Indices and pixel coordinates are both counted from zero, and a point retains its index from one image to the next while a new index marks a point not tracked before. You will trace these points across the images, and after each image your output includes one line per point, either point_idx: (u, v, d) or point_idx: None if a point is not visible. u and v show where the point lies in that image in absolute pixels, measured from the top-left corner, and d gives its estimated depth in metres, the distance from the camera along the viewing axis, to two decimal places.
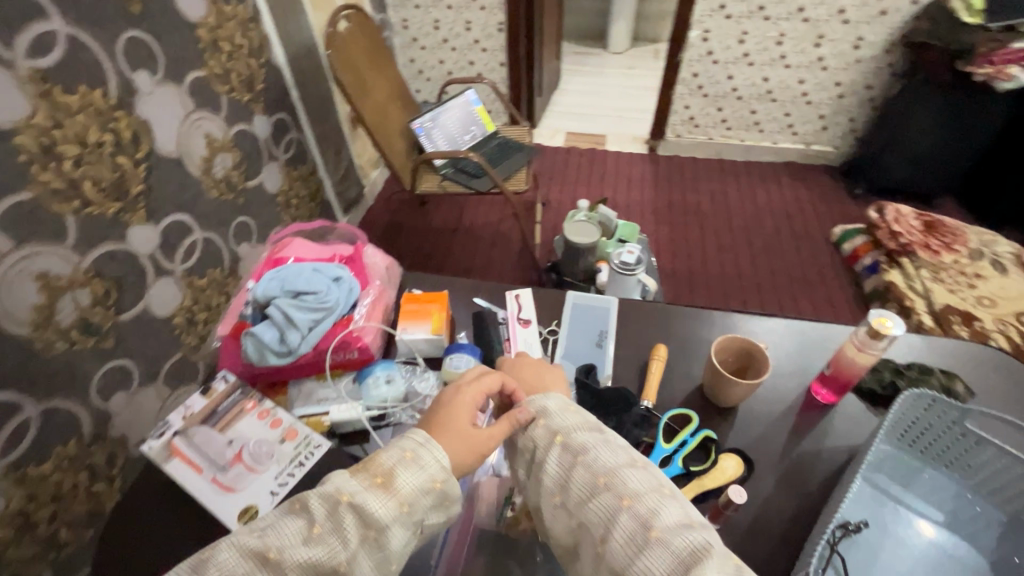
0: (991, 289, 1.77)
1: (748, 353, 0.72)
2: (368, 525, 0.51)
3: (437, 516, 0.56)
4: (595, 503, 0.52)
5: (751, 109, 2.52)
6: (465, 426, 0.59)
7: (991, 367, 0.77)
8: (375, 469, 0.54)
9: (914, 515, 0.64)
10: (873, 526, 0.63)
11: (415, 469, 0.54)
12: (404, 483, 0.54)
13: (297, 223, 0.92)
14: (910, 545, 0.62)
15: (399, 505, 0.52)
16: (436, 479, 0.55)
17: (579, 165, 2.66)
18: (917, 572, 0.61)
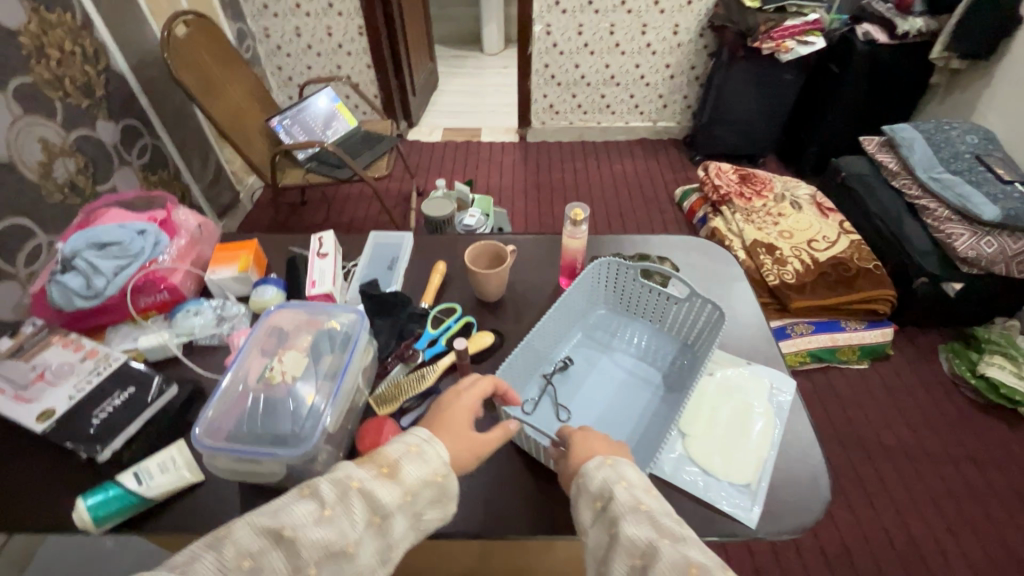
0: (790, 224, 2.10)
1: (498, 254, 0.90)
2: (373, 509, 0.53)
3: (432, 512, 0.58)
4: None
5: (601, 93, 2.81)
6: (475, 436, 0.62)
7: (695, 249, 1.01)
8: (382, 461, 0.57)
9: (610, 353, 0.87)
10: (581, 364, 0.85)
11: (420, 462, 0.57)
12: (408, 475, 0.56)
13: (114, 194, 0.99)
14: (608, 373, 0.84)
15: (404, 493, 0.55)
16: (437, 473, 0.58)
17: (455, 156, 2.82)
18: (612, 388, 0.82)
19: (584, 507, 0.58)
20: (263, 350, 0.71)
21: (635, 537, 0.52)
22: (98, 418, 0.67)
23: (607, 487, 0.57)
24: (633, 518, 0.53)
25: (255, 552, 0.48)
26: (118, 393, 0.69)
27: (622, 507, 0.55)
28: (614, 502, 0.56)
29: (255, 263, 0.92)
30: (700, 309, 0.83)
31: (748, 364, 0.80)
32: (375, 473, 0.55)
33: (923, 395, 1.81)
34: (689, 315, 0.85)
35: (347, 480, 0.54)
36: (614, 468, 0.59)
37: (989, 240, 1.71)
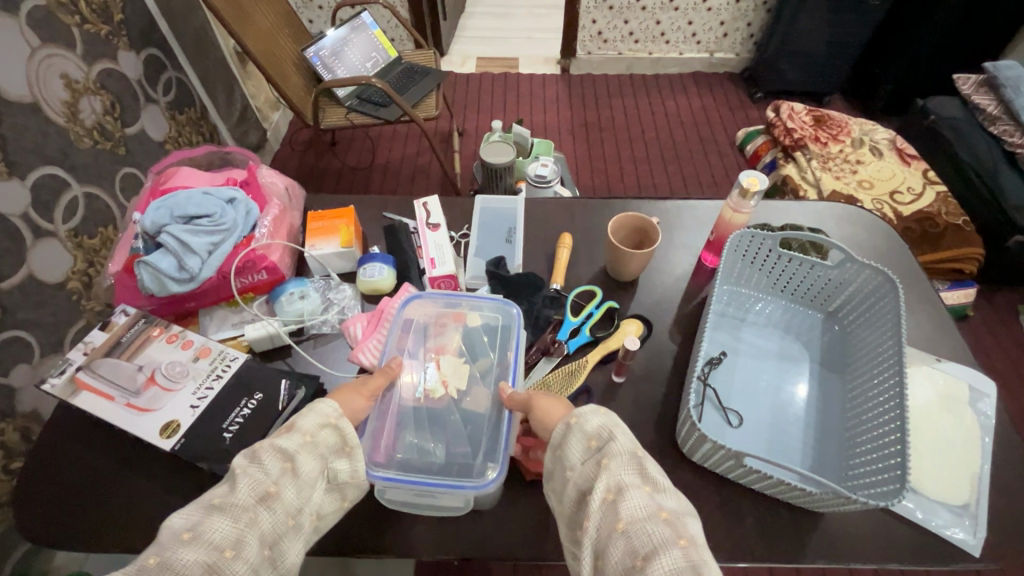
0: (869, 173, 1.92)
1: (641, 228, 0.78)
2: (283, 456, 0.47)
3: (345, 467, 0.51)
4: (643, 535, 0.41)
5: (656, 19, 2.52)
6: (366, 394, 0.55)
7: (846, 220, 0.88)
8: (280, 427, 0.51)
9: (755, 334, 0.74)
10: (729, 353, 0.72)
11: (310, 413, 0.51)
12: (302, 423, 0.50)
13: (180, 150, 0.85)
14: (762, 359, 0.72)
15: (302, 436, 0.49)
16: (331, 417, 0.51)
17: (493, 90, 2.57)
18: (770, 378, 0.70)
19: (571, 444, 0.49)
20: (407, 351, 0.62)
21: (620, 478, 0.46)
22: (230, 431, 0.58)
23: (606, 428, 0.50)
24: (625, 459, 0.47)
25: (191, 524, 0.41)
26: (245, 401, 0.60)
27: (615, 446, 0.48)
28: (609, 442, 0.48)
29: (356, 235, 0.80)
30: (863, 277, 0.70)
31: (938, 360, 0.71)
32: (276, 435, 0.50)
33: (999, 357, 1.74)
34: (845, 285, 0.72)
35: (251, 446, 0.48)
36: (609, 414, 0.51)
37: None
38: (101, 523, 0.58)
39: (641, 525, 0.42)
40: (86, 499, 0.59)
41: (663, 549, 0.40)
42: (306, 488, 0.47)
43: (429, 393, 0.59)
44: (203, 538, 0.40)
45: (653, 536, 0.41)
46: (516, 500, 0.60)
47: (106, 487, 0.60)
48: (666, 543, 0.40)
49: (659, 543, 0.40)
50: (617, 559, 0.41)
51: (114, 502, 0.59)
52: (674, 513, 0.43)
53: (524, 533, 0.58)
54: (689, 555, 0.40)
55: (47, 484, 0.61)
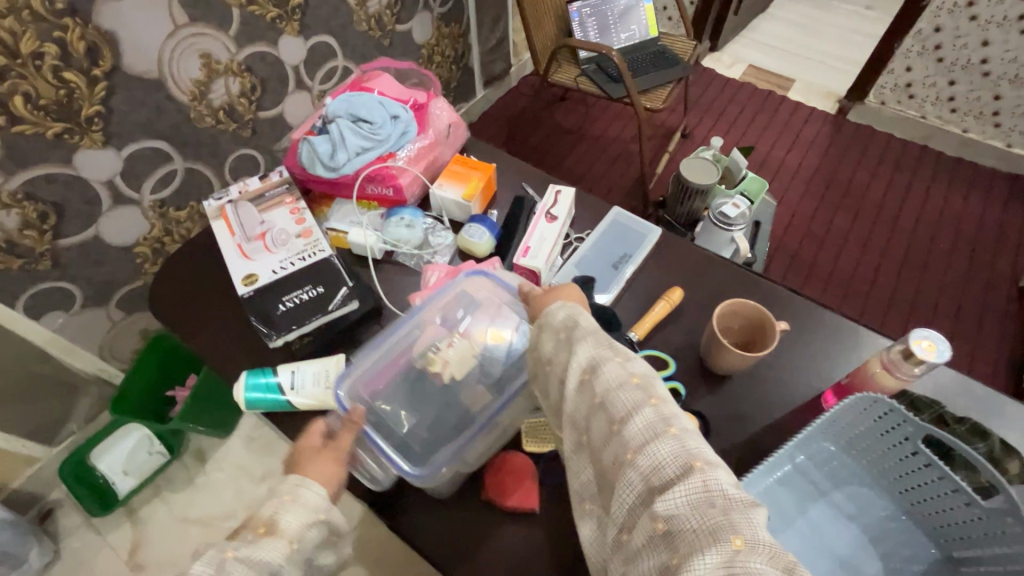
0: None
1: (758, 324, 0.65)
2: (259, 570, 0.41)
3: (323, 554, 0.47)
4: (616, 404, 0.43)
5: (996, 93, 1.94)
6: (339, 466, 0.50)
7: None
8: (255, 522, 0.44)
9: (827, 518, 0.58)
10: (774, 518, 0.58)
11: (292, 506, 0.45)
12: (285, 526, 0.44)
13: (388, 60, 0.95)
14: (813, 552, 0.57)
15: (289, 543, 0.43)
16: (322, 509, 0.46)
17: (747, 103, 2.28)
18: None
19: (542, 341, 0.50)
20: (444, 317, 0.63)
21: (589, 353, 0.47)
22: (284, 305, 0.66)
23: (570, 319, 0.50)
24: (590, 339, 0.47)
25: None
26: (308, 288, 0.68)
27: (576, 330, 0.49)
28: (573, 328, 0.49)
29: (481, 192, 0.81)
30: (1019, 550, 0.47)
31: None
32: (249, 536, 0.43)
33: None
34: (993, 543, 0.50)
35: (218, 552, 0.41)
36: (574, 308, 0.52)
37: None
38: (192, 324, 0.73)
39: (614, 394, 0.43)
40: (190, 306, 0.75)
41: (637, 410, 0.42)
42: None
43: (429, 363, 0.59)
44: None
45: (627, 400, 0.43)
46: (466, 511, 0.58)
47: (203, 303, 0.75)
48: (637, 405, 0.42)
49: (632, 405, 0.42)
50: (598, 429, 0.43)
51: (204, 318, 0.73)
52: (645, 376, 0.44)
53: (452, 542, 0.57)
54: (660, 411, 0.42)
55: (175, 280, 0.78)
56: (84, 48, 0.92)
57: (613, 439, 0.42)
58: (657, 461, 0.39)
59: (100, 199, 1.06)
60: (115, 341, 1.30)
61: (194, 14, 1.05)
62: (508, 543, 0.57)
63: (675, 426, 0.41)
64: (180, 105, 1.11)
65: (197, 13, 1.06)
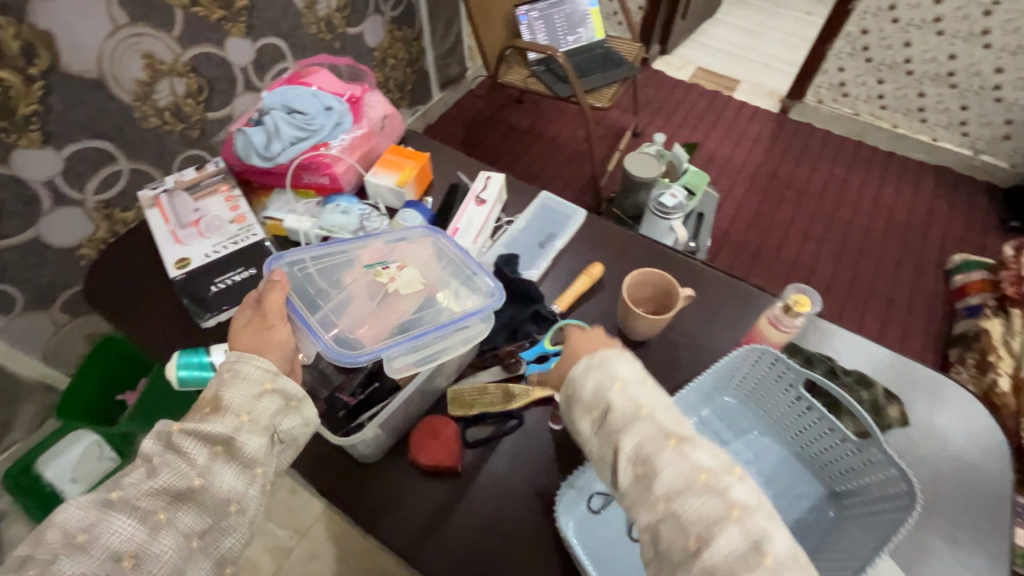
0: None
1: (665, 291, 0.70)
2: (212, 440, 0.47)
3: (288, 421, 0.51)
4: (689, 514, 0.42)
5: (920, 90, 2.06)
6: (279, 333, 0.55)
7: (945, 406, 0.69)
8: (203, 402, 0.50)
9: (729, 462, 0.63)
10: None
11: (238, 382, 0.50)
12: (228, 398, 0.49)
13: (326, 57, 0.99)
14: None
15: (237, 416, 0.48)
16: (267, 382, 0.51)
17: (695, 103, 2.38)
18: None
19: (579, 423, 0.51)
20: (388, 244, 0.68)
21: (639, 448, 0.46)
22: (217, 286, 0.69)
23: (600, 394, 0.51)
24: (635, 430, 0.47)
25: (86, 525, 0.41)
26: (240, 271, 0.71)
27: (620, 415, 0.49)
28: (610, 411, 0.50)
29: (416, 179, 0.85)
30: (885, 476, 0.54)
31: None
32: (199, 415, 0.49)
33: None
34: (864, 474, 0.57)
35: (168, 428, 0.47)
36: (603, 369, 0.52)
37: None
38: (127, 311, 0.75)
39: (681, 500, 0.43)
40: (125, 293, 0.77)
41: (717, 528, 0.41)
42: (245, 476, 0.47)
43: (378, 275, 0.65)
44: (97, 545, 0.40)
45: (700, 509, 0.42)
46: (396, 471, 0.62)
47: (139, 291, 0.77)
48: (715, 521, 0.42)
49: (710, 519, 0.42)
50: (669, 538, 0.43)
51: (139, 304, 0.75)
52: (711, 473, 0.44)
53: (378, 498, 0.61)
54: (744, 528, 0.41)
55: (111, 269, 0.79)
56: (20, 47, 0.92)
57: (693, 559, 0.41)
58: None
59: (40, 199, 1.06)
60: (61, 345, 1.28)
61: (132, 14, 1.06)
62: (430, 499, 0.61)
63: (769, 553, 0.40)
64: (123, 105, 1.12)
65: (135, 13, 1.06)
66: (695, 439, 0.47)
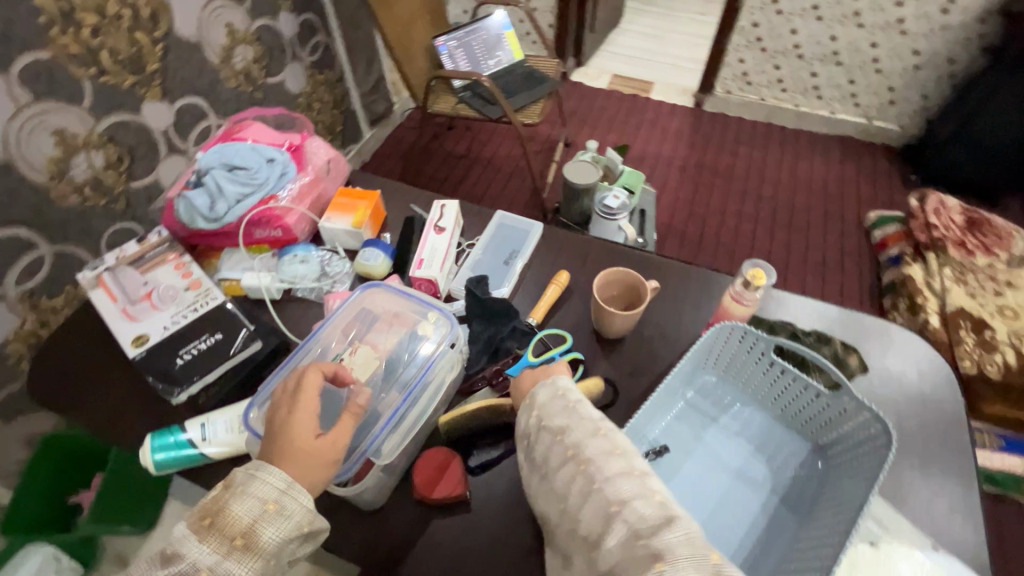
0: (1019, 301, 1.50)
1: (633, 288, 0.74)
2: None
3: (304, 550, 0.50)
4: (569, 491, 0.48)
5: (812, 70, 2.24)
6: (328, 464, 0.51)
7: (895, 350, 0.76)
8: (229, 532, 0.46)
9: (720, 436, 0.66)
10: (675, 449, 0.65)
11: (282, 521, 0.47)
12: (267, 541, 0.46)
13: (257, 108, 0.98)
14: (712, 469, 0.64)
15: (267, 561, 0.46)
16: (302, 524, 0.48)
17: (617, 107, 2.49)
18: (710, 495, 0.62)
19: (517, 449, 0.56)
20: (321, 350, 0.65)
21: (539, 450, 0.52)
22: (182, 358, 0.67)
23: (523, 420, 0.55)
24: (539, 437, 0.53)
25: None
26: (205, 337, 0.68)
27: (528, 433, 0.54)
28: (525, 432, 0.55)
29: (371, 218, 0.84)
30: (861, 421, 0.58)
31: (933, 548, 0.58)
32: (226, 547, 0.45)
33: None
34: (841, 423, 0.61)
35: (193, 564, 0.44)
36: (531, 400, 0.56)
37: None
38: (81, 400, 0.70)
39: (564, 480, 0.48)
40: (75, 382, 0.72)
41: (585, 495, 0.46)
42: None
43: None
44: None
45: (574, 484, 0.48)
46: (405, 508, 0.62)
47: (88, 377, 0.72)
48: (582, 488, 0.47)
49: (579, 488, 0.47)
50: (561, 519, 0.48)
51: (92, 391, 0.71)
52: (578, 445, 0.50)
53: (393, 544, 0.59)
54: (596, 482, 0.47)
55: (54, 359, 0.74)
56: None
57: (576, 533, 0.46)
58: (586, 523, 0.45)
59: None
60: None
61: (36, 91, 1.00)
62: (443, 533, 0.60)
63: (598, 480, 0.47)
64: (37, 186, 1.05)
65: (40, 90, 1.01)
66: (574, 419, 0.52)
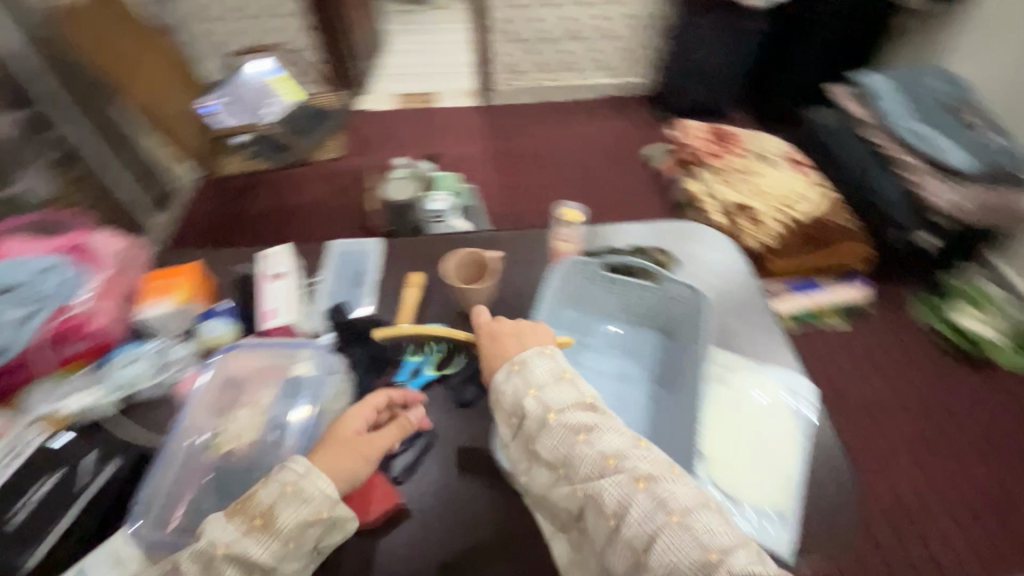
0: (766, 183, 1.92)
1: (477, 262, 0.80)
2: (248, 563, 0.53)
3: (328, 539, 0.57)
4: (603, 493, 0.55)
5: (563, 49, 2.55)
6: (352, 462, 0.59)
7: (696, 241, 0.93)
8: (254, 513, 0.54)
9: (594, 353, 0.77)
10: None
11: (298, 504, 0.55)
12: (283, 522, 0.54)
13: (9, 221, 0.87)
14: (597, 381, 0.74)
15: (284, 542, 0.54)
16: (320, 511, 0.55)
17: (413, 123, 2.57)
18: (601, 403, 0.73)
19: (504, 429, 0.64)
20: (196, 436, 0.63)
21: (554, 449, 0.59)
22: (19, 516, 0.57)
23: (518, 403, 0.62)
24: (550, 436, 0.59)
25: None
26: (43, 480, 0.59)
27: (533, 425, 0.61)
28: (525, 419, 0.62)
29: (195, 292, 0.79)
30: (682, 295, 0.75)
31: (759, 362, 0.76)
32: (248, 525, 0.54)
33: (916, 354, 1.72)
34: (671, 304, 0.76)
35: (214, 544, 0.52)
36: (521, 371, 0.64)
37: (954, 189, 1.65)
38: None
39: (597, 484, 0.56)
40: None
41: (630, 500, 0.54)
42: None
43: (217, 448, 0.62)
44: None
45: (612, 486, 0.55)
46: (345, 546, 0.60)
47: None
48: (623, 492, 0.54)
49: (620, 492, 0.54)
50: (595, 522, 0.55)
51: None
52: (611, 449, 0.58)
53: None
54: (643, 491, 0.54)
55: None
56: None
57: (614, 534, 0.54)
58: (630, 526, 0.53)
59: None
60: None
61: None
62: (391, 548, 0.60)
63: (645, 484, 0.54)
64: None
65: None
66: (599, 424, 0.60)
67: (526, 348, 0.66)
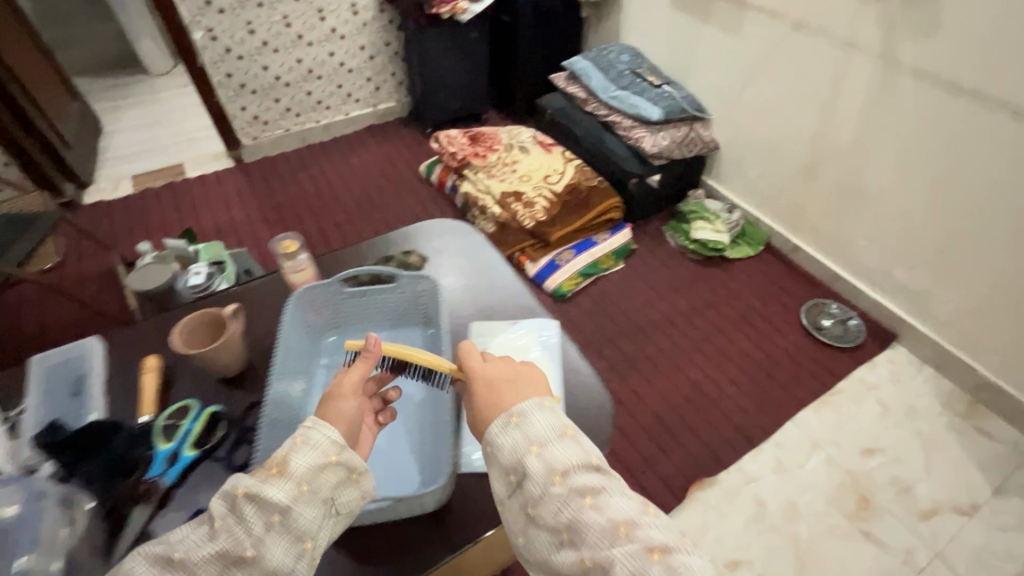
0: (525, 167, 2.15)
1: (211, 324, 0.81)
2: (271, 509, 0.54)
3: (347, 493, 0.59)
4: (593, 542, 0.51)
5: (306, 91, 2.49)
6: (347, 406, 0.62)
7: (444, 233, 1.03)
8: (272, 463, 0.57)
9: None
10: None
11: (310, 449, 0.57)
12: (298, 466, 0.56)
13: None
14: None
15: (298, 484, 0.55)
16: (331, 454, 0.58)
17: (161, 203, 2.31)
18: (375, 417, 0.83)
19: (498, 482, 0.59)
20: None
21: (541, 495, 0.55)
22: None
23: (510, 456, 0.58)
24: (540, 485, 0.55)
25: None
26: None
27: (524, 473, 0.57)
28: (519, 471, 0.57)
29: None
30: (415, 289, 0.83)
31: (514, 323, 0.86)
32: (267, 474, 0.55)
33: (689, 276, 2.06)
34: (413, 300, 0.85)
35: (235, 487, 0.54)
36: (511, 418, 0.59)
37: (657, 136, 2.05)
38: None
39: (587, 532, 0.52)
40: None
41: (618, 548, 0.50)
42: (294, 538, 0.54)
43: None
44: None
45: (599, 533, 0.51)
46: None
47: None
48: (608, 538, 0.51)
49: (606, 537, 0.51)
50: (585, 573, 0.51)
51: None
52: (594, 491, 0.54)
53: None
54: (631, 538, 0.51)
55: None
56: None
57: None
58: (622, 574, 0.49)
59: None
60: None
61: None
62: None
63: (630, 526, 0.51)
64: None
65: None
66: (583, 466, 0.56)
67: (524, 399, 0.61)
